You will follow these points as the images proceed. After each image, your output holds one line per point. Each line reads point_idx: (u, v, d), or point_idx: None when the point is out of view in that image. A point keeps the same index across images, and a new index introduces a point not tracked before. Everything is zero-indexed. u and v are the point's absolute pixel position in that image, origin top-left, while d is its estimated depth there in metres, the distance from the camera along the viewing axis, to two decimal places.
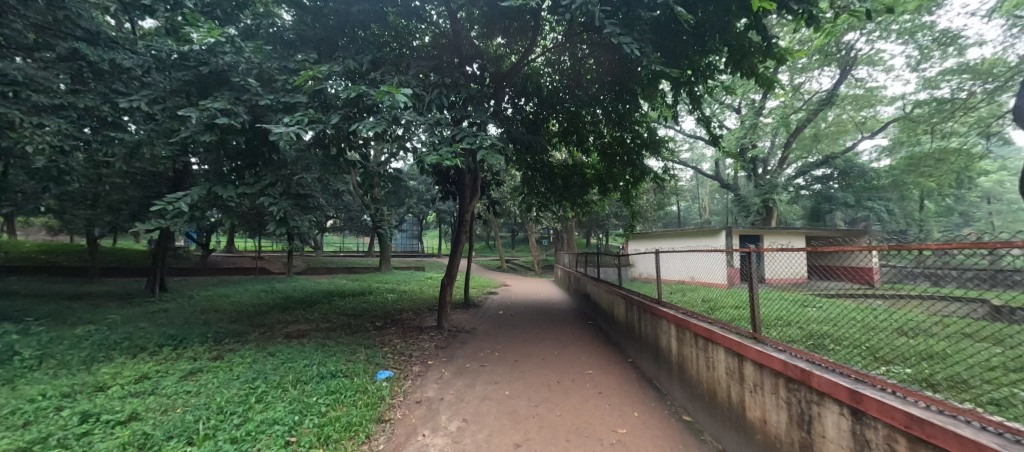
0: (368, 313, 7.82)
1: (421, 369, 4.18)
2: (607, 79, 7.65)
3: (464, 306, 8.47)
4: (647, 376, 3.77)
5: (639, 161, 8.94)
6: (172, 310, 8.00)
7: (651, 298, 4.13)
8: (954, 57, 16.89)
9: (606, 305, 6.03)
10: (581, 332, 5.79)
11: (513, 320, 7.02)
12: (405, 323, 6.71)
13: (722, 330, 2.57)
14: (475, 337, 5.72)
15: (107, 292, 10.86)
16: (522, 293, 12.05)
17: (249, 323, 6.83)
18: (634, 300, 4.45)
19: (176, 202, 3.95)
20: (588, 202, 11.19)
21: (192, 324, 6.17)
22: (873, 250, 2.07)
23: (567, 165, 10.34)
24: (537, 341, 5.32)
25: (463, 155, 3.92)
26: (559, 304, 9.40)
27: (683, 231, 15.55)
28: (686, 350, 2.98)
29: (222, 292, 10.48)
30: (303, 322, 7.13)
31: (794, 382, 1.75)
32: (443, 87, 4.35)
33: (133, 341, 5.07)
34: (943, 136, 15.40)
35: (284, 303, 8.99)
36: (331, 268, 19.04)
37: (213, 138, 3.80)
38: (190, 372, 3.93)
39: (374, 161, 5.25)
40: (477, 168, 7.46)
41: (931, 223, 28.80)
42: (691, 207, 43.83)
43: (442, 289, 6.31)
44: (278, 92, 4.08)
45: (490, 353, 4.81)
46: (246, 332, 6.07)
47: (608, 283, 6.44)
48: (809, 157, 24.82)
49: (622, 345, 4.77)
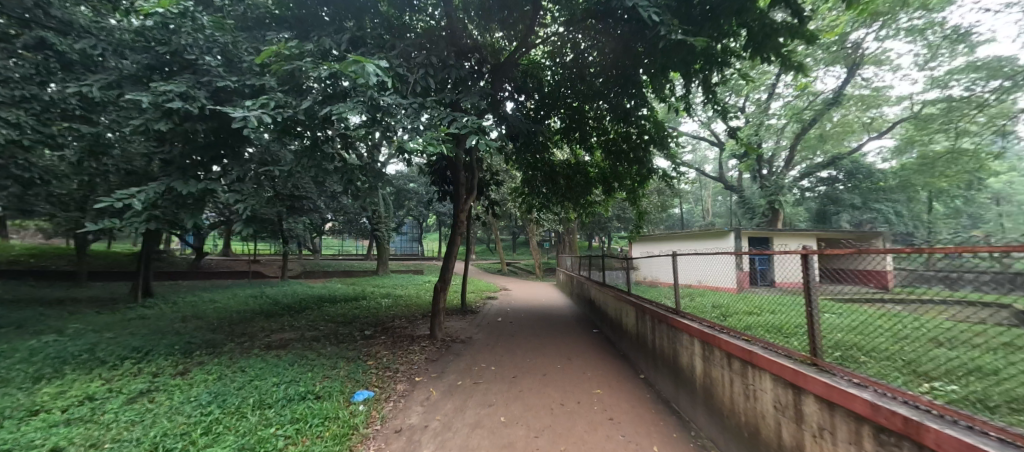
0: (358, 321, 7.34)
1: (405, 388, 3.70)
2: (610, 72, 7.26)
3: (461, 312, 8.00)
4: (665, 398, 3.29)
5: (645, 160, 8.48)
6: (151, 317, 7.56)
7: (667, 307, 3.66)
8: (965, 55, 16.44)
9: (613, 313, 5.53)
10: (586, 342, 5.32)
11: (513, 328, 6.55)
12: (397, 332, 6.24)
13: (765, 350, 2.09)
14: (470, 348, 5.25)
15: (91, 297, 10.44)
16: (522, 298, 11.58)
17: (228, 332, 6.38)
18: (645, 309, 3.97)
19: (129, 198, 3.49)
20: (591, 203, 10.70)
21: (165, 333, 5.72)
22: (972, 251, 1.58)
23: (569, 163, 9.85)
24: (538, 353, 4.83)
25: (451, 143, 3.48)
26: (561, 310, 8.92)
27: (688, 233, 15.07)
28: (715, 372, 2.49)
29: (209, 297, 10.03)
30: (288, 331, 6.68)
31: (890, 434, 1.27)
32: (431, 69, 3.91)
33: (93, 353, 4.63)
34: (954, 135, 15.00)
35: (271, 309, 8.52)
36: (327, 272, 18.62)
37: (169, 125, 3.37)
38: (142, 392, 3.47)
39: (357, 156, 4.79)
40: (473, 165, 6.97)
41: (939, 225, 28.11)
42: (693, 209, 43.34)
43: (435, 294, 5.84)
44: (246, 75, 3.65)
45: (485, 367, 4.33)
46: (222, 341, 5.61)
47: (614, 288, 5.95)
48: (815, 157, 24.32)
49: (633, 360, 4.28)
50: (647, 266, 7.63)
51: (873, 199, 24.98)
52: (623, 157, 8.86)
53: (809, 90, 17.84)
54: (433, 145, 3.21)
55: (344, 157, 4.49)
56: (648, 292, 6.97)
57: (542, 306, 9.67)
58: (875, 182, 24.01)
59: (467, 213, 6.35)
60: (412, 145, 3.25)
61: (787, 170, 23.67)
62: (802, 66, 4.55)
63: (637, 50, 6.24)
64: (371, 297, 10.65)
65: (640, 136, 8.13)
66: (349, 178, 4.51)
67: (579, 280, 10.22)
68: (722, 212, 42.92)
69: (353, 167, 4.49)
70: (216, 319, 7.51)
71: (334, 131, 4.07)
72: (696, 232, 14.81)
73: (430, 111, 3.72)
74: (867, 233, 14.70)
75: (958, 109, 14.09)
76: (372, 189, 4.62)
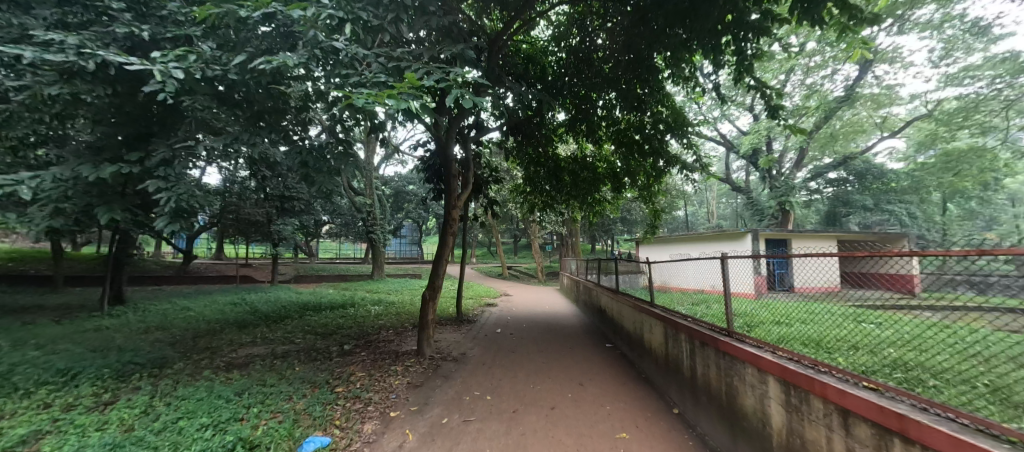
0: (339, 333, 6.51)
1: (375, 428, 2.88)
2: (616, 51, 6.48)
3: (456, 321, 7.18)
4: (712, 447, 2.49)
5: (660, 151, 7.57)
6: (112, 328, 6.81)
7: (710, 325, 2.85)
8: (980, 51, 15.80)
9: (631, 327, 4.70)
10: (599, 361, 4.53)
11: (513, 342, 5.73)
12: (380, 346, 5.44)
13: (922, 412, 1.27)
14: (463, 368, 4.44)
15: (60, 304, 9.70)
16: (524, 305, 10.73)
17: (188, 347, 5.60)
18: (681, 325, 3.14)
19: (23, 181, 2.74)
20: (598, 201, 9.82)
21: (108, 350, 4.93)
22: None
23: (575, 158, 8.99)
24: (543, 377, 4.02)
25: (425, 104, 2.73)
26: (566, 319, 8.08)
27: (697, 235, 14.29)
28: (811, 431, 1.67)
29: (184, 304, 9.28)
30: (258, 345, 5.90)
31: None
32: (406, 22, 3.16)
33: (6, 377, 3.84)
34: (976, 133, 14.22)
35: (246, 318, 7.74)
36: (320, 277, 17.84)
37: (67, 90, 2.68)
38: (26, 439, 2.65)
39: (324, 138, 4.05)
40: (468, 157, 6.20)
41: (954, 227, 27.15)
42: (697, 211, 42.27)
43: (422, 304, 5.02)
44: (171, 31, 2.97)
45: (478, 397, 3.51)
46: (174, 359, 4.83)
47: (630, 298, 5.15)
48: (825, 158, 23.55)
49: (663, 388, 3.48)
50: (658, 269, 6.82)
51: (885, 201, 24.07)
52: (634, 149, 7.97)
53: (819, 88, 17.22)
54: (393, 98, 2.42)
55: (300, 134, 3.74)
56: (662, 299, 6.19)
57: (546, 315, 8.82)
58: (887, 183, 23.16)
59: (458, 213, 5.57)
60: (365, 101, 2.46)
61: (797, 171, 22.86)
62: (851, 29, 3.83)
63: (652, 23, 5.47)
64: (360, 304, 9.84)
65: (654, 125, 7.25)
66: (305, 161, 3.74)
67: (585, 286, 9.41)
68: (727, 215, 41.95)
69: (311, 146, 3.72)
70: (181, 330, 6.73)
71: (286, 100, 3.34)
72: (706, 234, 14.05)
73: (400, 67, 2.96)
74: (889, 235, 13.78)
75: (982, 104, 13.31)
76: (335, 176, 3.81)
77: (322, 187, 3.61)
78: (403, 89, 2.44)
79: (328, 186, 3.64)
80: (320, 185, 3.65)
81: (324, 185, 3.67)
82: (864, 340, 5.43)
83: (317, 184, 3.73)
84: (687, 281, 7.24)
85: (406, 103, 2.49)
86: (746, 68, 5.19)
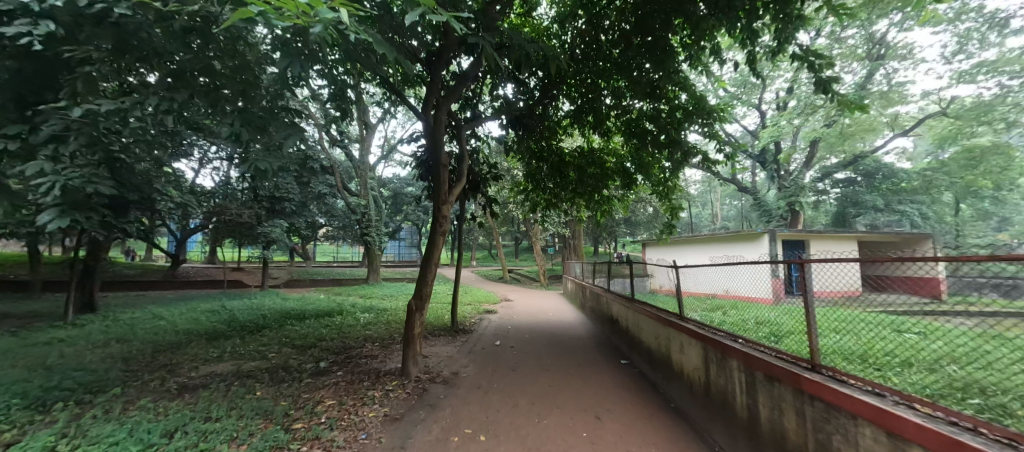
0: (319, 346, 5.82)
1: None
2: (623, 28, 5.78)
3: (451, 332, 6.47)
4: None
5: (679, 142, 6.65)
6: (68, 340, 6.15)
7: (780, 353, 2.12)
8: (997, 45, 15.14)
9: (655, 344, 3.95)
10: (617, 386, 3.80)
11: (516, 357, 5.00)
12: (362, 364, 4.73)
13: None
14: (454, 395, 3.71)
15: (28, 312, 9.06)
16: (524, 311, 10.03)
17: (142, 365, 4.93)
18: (731, 349, 2.41)
19: None
20: (608, 199, 9.02)
21: (41, 372, 4.27)
22: None
23: (581, 151, 8.33)
24: (552, 408, 3.29)
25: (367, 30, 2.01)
26: (572, 329, 7.34)
27: (707, 236, 13.61)
28: None
29: (158, 311, 8.60)
30: (223, 361, 5.21)
31: None
32: None
33: None
34: (999, 129, 13.47)
35: (220, 327, 7.09)
36: (314, 281, 17.10)
37: None
38: None
39: (273, 113, 3.34)
40: (464, 149, 5.52)
41: (967, 228, 26.27)
42: (701, 213, 41.65)
43: (407, 315, 4.33)
44: None
45: (469, 438, 2.78)
46: (114, 381, 4.15)
47: (650, 308, 4.42)
48: (832, 157, 22.92)
49: (703, 428, 2.73)
50: (668, 272, 6.21)
51: (897, 201, 23.28)
52: (646, 142, 7.10)
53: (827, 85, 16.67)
54: (318, 11, 1.84)
55: (239, 102, 3.30)
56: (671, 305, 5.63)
57: (552, 324, 8.04)
58: (897, 182, 22.43)
59: (450, 210, 4.82)
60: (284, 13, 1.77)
61: (806, 170, 22.14)
62: None
63: None
64: (348, 312, 9.17)
65: (672, 113, 6.39)
66: (235, 128, 3.11)
67: (592, 292, 8.68)
68: (732, 216, 41.03)
69: (249, 110, 3.20)
70: (144, 342, 6.09)
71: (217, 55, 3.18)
72: (716, 235, 13.36)
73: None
74: (910, 236, 12.99)
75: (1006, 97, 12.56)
76: (275, 150, 3.19)
77: (252, 164, 2.92)
78: (330, 2, 1.80)
79: (262, 163, 2.98)
80: (251, 162, 2.99)
81: (258, 160, 3.02)
82: (908, 350, 4.65)
83: (256, 164, 2.98)
84: (700, 285, 6.53)
85: (341, 18, 1.84)
86: (779, 38, 4.52)
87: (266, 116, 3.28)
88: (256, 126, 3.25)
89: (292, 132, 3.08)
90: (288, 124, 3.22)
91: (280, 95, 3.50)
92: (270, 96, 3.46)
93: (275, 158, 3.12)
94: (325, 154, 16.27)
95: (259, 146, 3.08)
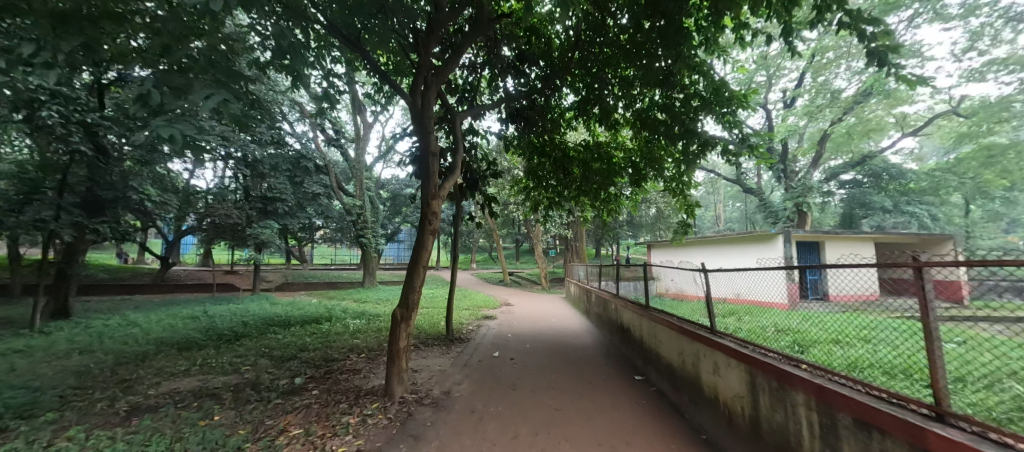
0: (299, 358, 5.26)
1: None
2: (632, 10, 5.24)
3: (447, 342, 5.93)
4: None
5: (695, 132, 6.04)
6: (27, 351, 5.63)
7: (870, 388, 1.60)
8: (1010, 41, 14.60)
9: (676, 359, 3.43)
10: (635, 411, 3.24)
11: (517, 372, 4.46)
12: (344, 381, 4.16)
13: None
14: (444, 419, 3.19)
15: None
16: (526, 317, 9.46)
17: (94, 382, 4.37)
18: (794, 378, 1.88)
19: None
20: (614, 196, 8.41)
21: None
22: None
23: (586, 145, 7.81)
24: (561, 439, 2.76)
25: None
26: (578, 338, 6.77)
27: (724, 238, 13.19)
28: None
29: (135, 318, 8.06)
30: (186, 377, 4.63)
31: None
32: None
33: None
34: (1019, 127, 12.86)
35: (194, 336, 6.54)
36: (307, 284, 16.54)
37: None
38: None
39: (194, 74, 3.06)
40: (459, 140, 4.97)
41: (978, 229, 25.57)
42: (704, 215, 41.05)
43: (392, 326, 3.79)
44: None
45: None
46: (51, 404, 3.60)
47: (670, 316, 3.90)
48: (839, 157, 22.39)
49: None
50: (673, 274, 5.70)
51: (905, 202, 22.64)
52: (657, 133, 6.53)
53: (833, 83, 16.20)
54: None
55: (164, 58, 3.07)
56: (683, 311, 5.09)
57: (555, 332, 7.46)
58: (905, 183, 21.92)
59: (441, 206, 4.26)
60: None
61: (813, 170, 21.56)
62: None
63: None
64: (337, 318, 8.60)
65: (688, 101, 5.80)
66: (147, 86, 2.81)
67: (598, 296, 8.13)
68: (736, 218, 40.36)
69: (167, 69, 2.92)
70: (107, 353, 5.54)
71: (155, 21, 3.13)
72: (732, 237, 12.91)
73: None
74: (928, 237, 12.40)
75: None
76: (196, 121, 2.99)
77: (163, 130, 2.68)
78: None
79: (171, 129, 2.68)
80: (158, 129, 2.68)
81: (170, 127, 2.72)
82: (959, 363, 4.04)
83: (167, 130, 2.72)
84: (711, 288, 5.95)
85: None
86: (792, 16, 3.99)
87: (189, 80, 2.98)
88: (176, 88, 2.95)
89: (216, 95, 2.87)
90: (209, 89, 2.95)
91: (212, 57, 3.27)
92: (194, 55, 3.19)
93: (187, 126, 2.87)
94: (319, 153, 15.81)
95: (173, 109, 2.83)
